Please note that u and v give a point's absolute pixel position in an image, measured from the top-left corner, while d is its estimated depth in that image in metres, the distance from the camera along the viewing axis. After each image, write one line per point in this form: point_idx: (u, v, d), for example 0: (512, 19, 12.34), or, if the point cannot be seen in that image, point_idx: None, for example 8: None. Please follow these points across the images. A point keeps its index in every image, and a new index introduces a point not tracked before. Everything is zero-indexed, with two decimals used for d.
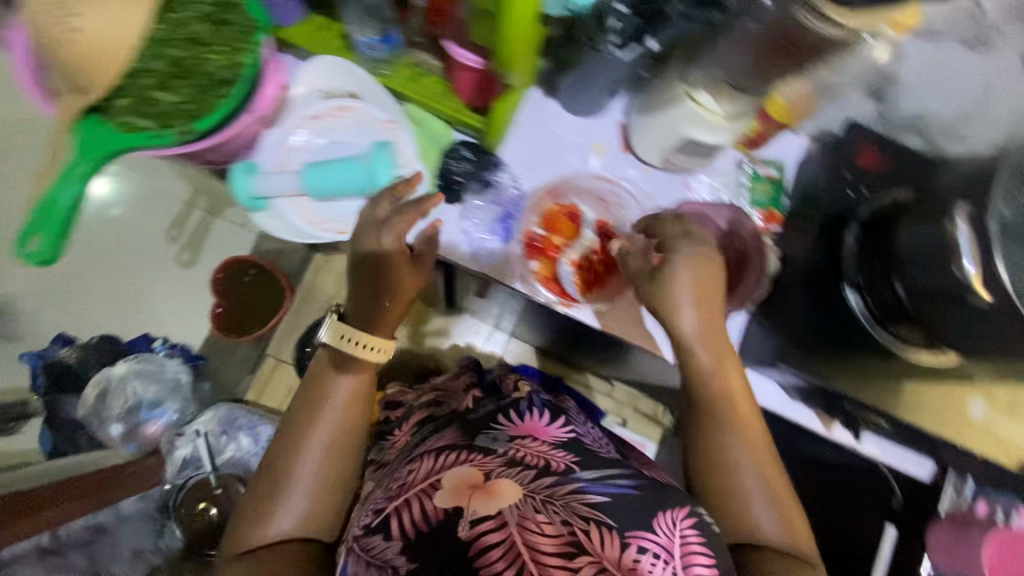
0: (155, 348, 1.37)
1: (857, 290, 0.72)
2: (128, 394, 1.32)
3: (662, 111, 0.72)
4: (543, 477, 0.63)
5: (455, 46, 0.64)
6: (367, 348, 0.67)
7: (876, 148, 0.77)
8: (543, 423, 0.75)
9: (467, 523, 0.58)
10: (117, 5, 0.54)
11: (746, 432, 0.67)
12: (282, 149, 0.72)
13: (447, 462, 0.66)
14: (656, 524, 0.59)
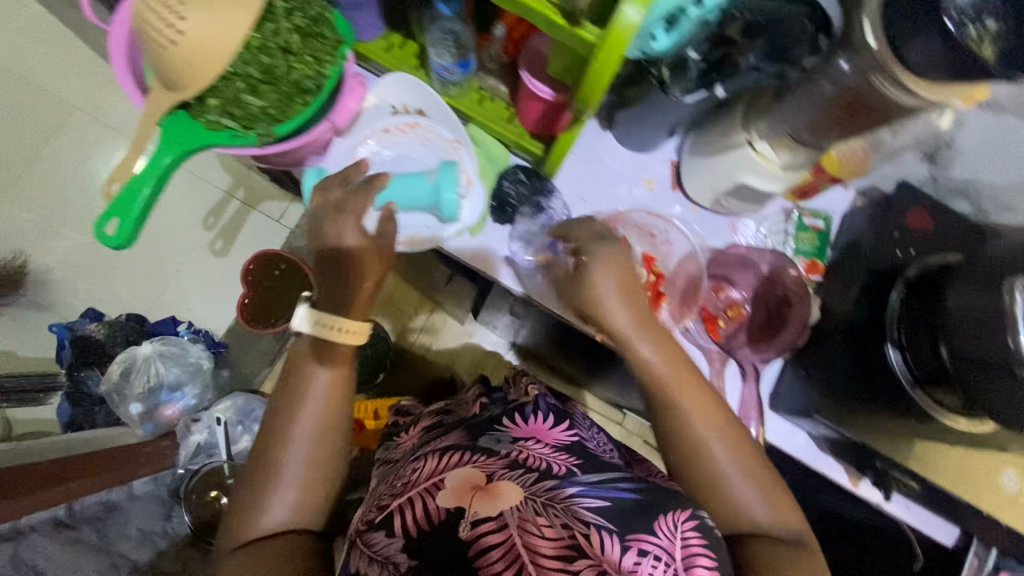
0: (179, 331, 1.39)
1: (899, 349, 0.73)
2: (151, 374, 1.30)
3: (720, 154, 0.74)
4: (543, 480, 0.60)
5: (529, 76, 0.66)
6: (345, 332, 0.65)
7: (925, 210, 0.79)
8: (546, 426, 0.71)
9: (467, 524, 0.55)
10: (224, 13, 0.56)
11: (712, 417, 0.62)
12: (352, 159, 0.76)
13: (449, 462, 0.63)
14: (656, 525, 0.56)
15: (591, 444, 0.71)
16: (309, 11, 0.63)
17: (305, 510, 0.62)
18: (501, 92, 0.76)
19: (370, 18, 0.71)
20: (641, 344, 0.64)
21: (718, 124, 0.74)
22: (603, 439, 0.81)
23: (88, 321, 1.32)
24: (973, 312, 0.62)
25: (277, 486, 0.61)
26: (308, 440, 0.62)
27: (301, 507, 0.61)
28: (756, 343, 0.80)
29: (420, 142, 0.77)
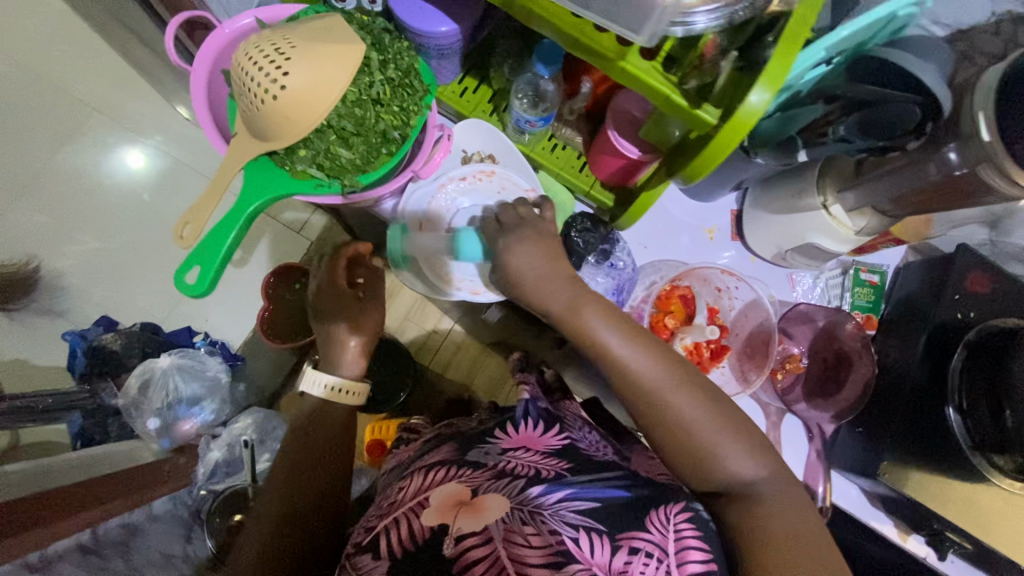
0: (195, 343, 1.24)
1: (959, 412, 0.72)
2: (170, 389, 1.15)
3: (789, 213, 0.74)
4: (530, 487, 0.57)
5: (615, 136, 0.67)
6: (345, 392, 0.79)
7: (986, 274, 0.78)
8: (537, 433, 0.68)
9: (451, 540, 0.53)
10: (321, 65, 0.55)
11: (677, 373, 0.54)
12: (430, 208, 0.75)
13: (435, 478, 0.62)
14: (649, 522, 0.53)
15: (585, 444, 0.68)
16: (400, 62, 0.62)
17: (319, 512, 0.70)
18: (575, 141, 0.76)
19: (453, 65, 0.71)
20: (586, 315, 0.56)
21: (790, 182, 0.74)
22: (602, 435, 0.75)
23: (103, 330, 1.17)
24: None
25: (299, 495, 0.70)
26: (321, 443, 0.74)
27: (320, 512, 0.71)
28: (812, 398, 0.84)
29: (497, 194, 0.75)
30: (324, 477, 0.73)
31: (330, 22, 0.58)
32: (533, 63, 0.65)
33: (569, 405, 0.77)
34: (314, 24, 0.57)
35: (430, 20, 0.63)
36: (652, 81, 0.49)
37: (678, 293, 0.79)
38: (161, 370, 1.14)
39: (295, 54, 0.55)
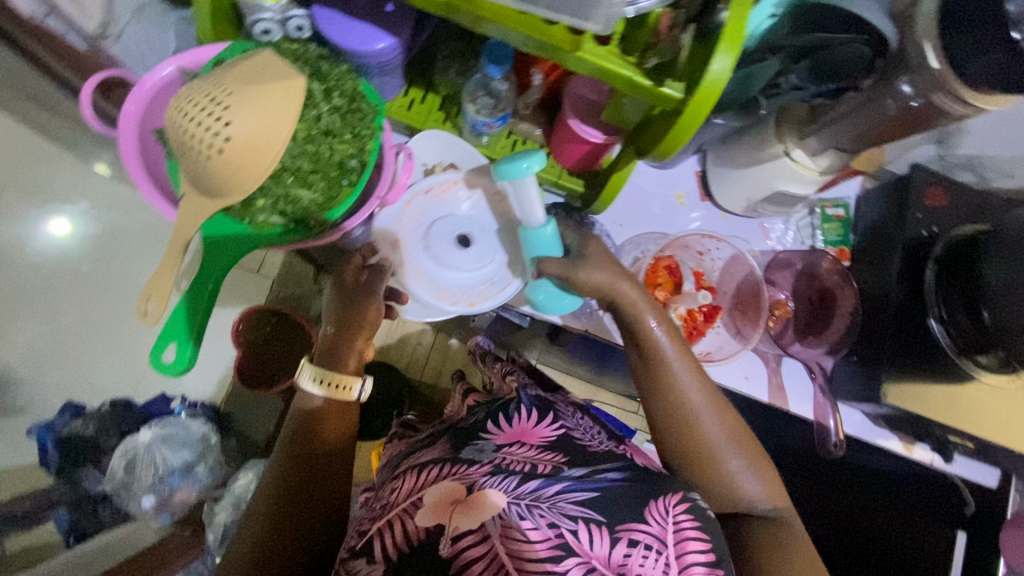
0: (173, 410, 1.18)
1: (940, 321, 0.76)
2: (157, 463, 1.10)
3: (755, 164, 0.75)
4: (527, 481, 0.59)
5: (579, 123, 0.66)
6: (337, 387, 0.68)
7: (940, 187, 0.83)
8: (531, 424, 0.71)
9: (446, 540, 0.55)
10: (267, 104, 0.52)
11: (699, 375, 0.64)
12: (398, 224, 0.74)
13: (428, 478, 0.64)
14: (648, 514, 0.57)
15: (578, 432, 0.72)
16: (345, 88, 0.59)
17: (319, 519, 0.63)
18: (535, 134, 0.74)
19: (396, 79, 0.68)
20: (646, 315, 0.65)
21: (751, 135, 0.75)
22: (593, 417, 0.80)
23: (70, 417, 1.07)
24: (1018, 277, 0.67)
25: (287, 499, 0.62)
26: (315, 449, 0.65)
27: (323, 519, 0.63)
28: (804, 336, 0.85)
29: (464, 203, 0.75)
30: (326, 484, 0.64)
31: (260, 58, 0.54)
32: (482, 65, 0.63)
33: (558, 394, 0.82)
34: (247, 64, 0.54)
35: (365, 38, 0.60)
36: (611, 65, 0.48)
37: (665, 264, 0.81)
38: (143, 447, 1.09)
39: (234, 99, 0.51)
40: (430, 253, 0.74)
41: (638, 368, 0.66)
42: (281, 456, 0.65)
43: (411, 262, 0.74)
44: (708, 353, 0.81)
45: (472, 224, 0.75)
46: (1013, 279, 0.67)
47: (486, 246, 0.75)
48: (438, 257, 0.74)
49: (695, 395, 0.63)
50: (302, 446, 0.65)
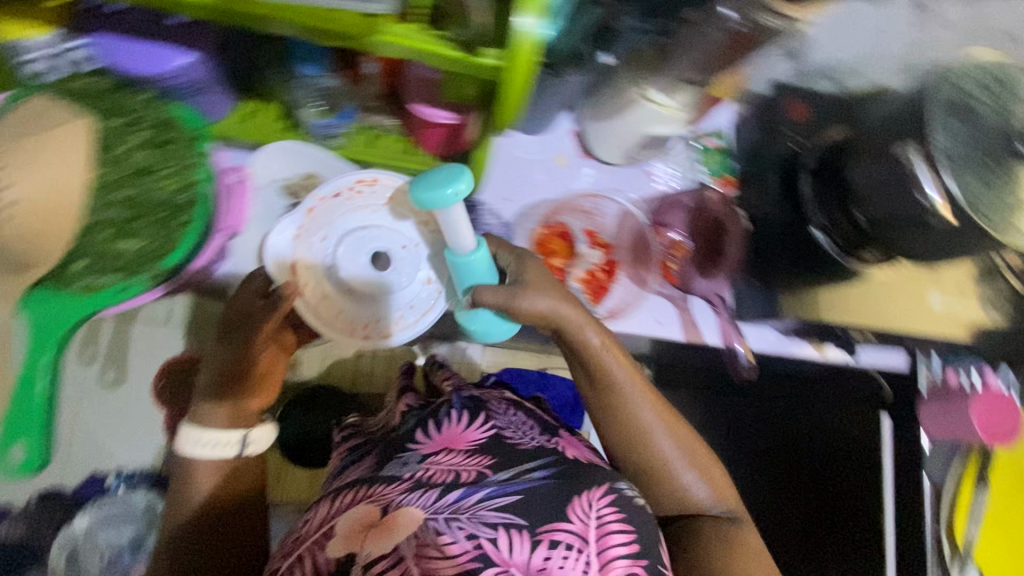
0: (111, 486, 0.88)
1: (823, 230, 0.80)
2: (102, 550, 0.85)
3: (621, 115, 0.75)
4: (447, 493, 0.58)
5: (426, 107, 0.63)
6: (219, 446, 0.61)
7: (803, 100, 0.85)
8: (461, 428, 0.68)
9: (359, 568, 0.54)
10: (49, 154, 0.49)
11: (648, 391, 0.64)
12: (300, 240, 0.68)
13: (343, 504, 0.61)
14: (571, 510, 0.56)
15: (510, 431, 0.67)
16: (149, 119, 0.54)
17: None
18: (389, 124, 0.68)
19: (220, 96, 0.62)
20: (585, 330, 0.61)
21: (609, 87, 0.75)
22: (530, 410, 0.75)
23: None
24: (878, 179, 0.68)
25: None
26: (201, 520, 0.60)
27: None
28: (705, 269, 0.86)
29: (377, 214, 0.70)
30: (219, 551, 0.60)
31: (38, 107, 0.51)
32: (295, 67, 0.60)
33: (492, 391, 0.77)
34: (15, 118, 0.50)
35: (156, 58, 0.54)
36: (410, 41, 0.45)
37: (555, 234, 0.83)
38: (82, 534, 0.85)
39: (10, 155, 0.47)
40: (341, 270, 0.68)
41: (586, 390, 0.64)
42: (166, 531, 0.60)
43: (319, 284, 0.67)
44: (614, 308, 0.83)
45: (388, 239, 0.70)
46: (876, 177, 0.69)
47: (405, 262, 0.69)
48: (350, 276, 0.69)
49: (645, 412, 0.62)
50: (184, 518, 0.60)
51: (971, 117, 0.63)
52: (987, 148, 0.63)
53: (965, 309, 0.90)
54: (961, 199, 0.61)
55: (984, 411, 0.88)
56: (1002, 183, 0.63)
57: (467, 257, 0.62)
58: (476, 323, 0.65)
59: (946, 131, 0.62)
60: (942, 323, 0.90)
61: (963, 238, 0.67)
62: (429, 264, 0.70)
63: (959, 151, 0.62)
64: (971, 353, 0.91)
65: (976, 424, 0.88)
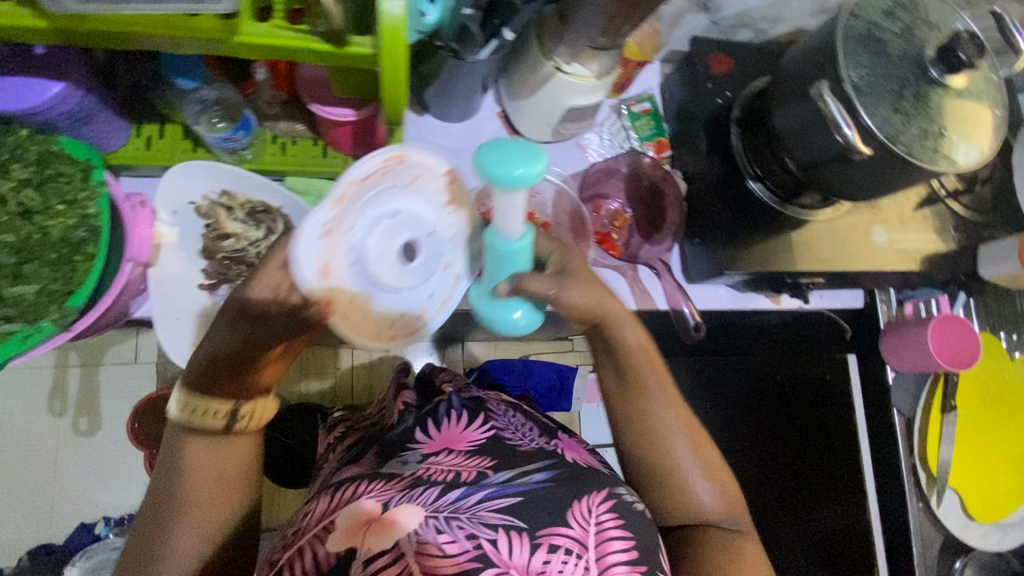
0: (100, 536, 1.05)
1: (758, 180, 0.80)
2: None
3: (536, 92, 0.74)
4: (448, 492, 0.59)
5: (320, 106, 0.59)
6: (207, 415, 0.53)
7: (722, 52, 0.84)
8: (460, 429, 0.70)
9: (360, 563, 0.54)
10: None
11: (675, 399, 0.64)
12: (329, 238, 0.45)
13: (342, 498, 0.61)
14: (571, 516, 0.58)
15: (509, 432, 0.70)
16: (27, 156, 0.53)
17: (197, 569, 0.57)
18: (298, 129, 0.66)
19: (110, 124, 0.59)
20: (623, 338, 0.60)
21: (523, 62, 0.73)
22: (529, 414, 0.78)
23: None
24: (804, 123, 0.67)
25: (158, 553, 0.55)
26: (200, 505, 0.56)
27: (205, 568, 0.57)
28: (648, 236, 0.86)
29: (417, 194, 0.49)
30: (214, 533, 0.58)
31: None
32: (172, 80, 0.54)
33: (489, 394, 0.80)
34: None
35: (28, 90, 0.50)
36: (271, 40, 0.42)
37: None
38: None
39: None
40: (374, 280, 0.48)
41: (615, 386, 0.63)
42: (156, 495, 0.56)
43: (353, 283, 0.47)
44: None
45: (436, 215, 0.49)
46: (799, 121, 0.68)
47: (455, 253, 0.52)
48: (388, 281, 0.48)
49: (667, 420, 0.63)
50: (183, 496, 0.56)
51: (880, 48, 0.63)
52: (899, 79, 0.62)
53: (913, 241, 0.86)
54: (878, 134, 0.60)
55: (941, 337, 0.88)
56: (918, 112, 0.62)
57: (510, 243, 0.49)
58: (497, 314, 0.53)
59: (853, 62, 0.61)
60: (887, 256, 0.85)
61: (888, 174, 0.65)
62: (464, 254, 0.52)
63: (869, 83, 0.61)
64: (920, 282, 0.93)
65: (936, 352, 0.88)
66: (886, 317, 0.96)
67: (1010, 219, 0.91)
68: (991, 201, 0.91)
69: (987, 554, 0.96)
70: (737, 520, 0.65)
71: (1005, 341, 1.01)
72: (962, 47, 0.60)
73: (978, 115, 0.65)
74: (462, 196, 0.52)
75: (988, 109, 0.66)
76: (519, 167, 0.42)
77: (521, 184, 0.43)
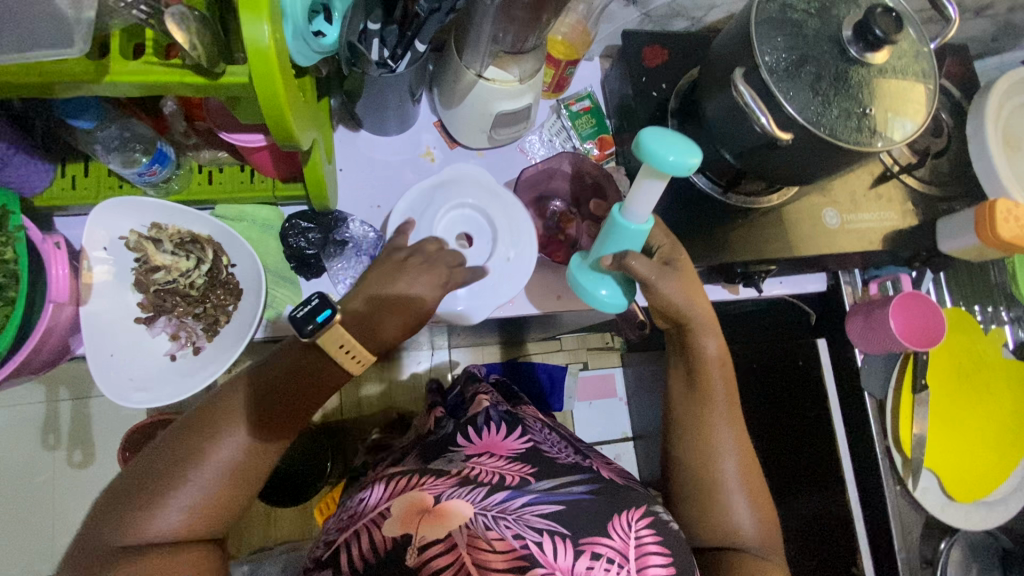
0: None
1: (700, 172, 0.79)
2: None
3: (465, 99, 0.73)
4: (494, 493, 0.60)
5: (228, 133, 0.60)
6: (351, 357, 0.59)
7: (654, 43, 0.83)
8: (500, 436, 0.71)
9: (414, 549, 0.56)
10: None
11: (733, 417, 0.70)
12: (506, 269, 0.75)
13: (398, 487, 0.63)
14: (610, 528, 0.58)
15: (546, 445, 0.72)
16: None
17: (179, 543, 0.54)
18: (222, 157, 0.67)
19: (29, 167, 0.60)
20: (704, 341, 0.69)
21: (448, 70, 0.73)
22: (562, 434, 0.81)
23: None
24: (726, 112, 0.67)
25: (144, 512, 0.53)
26: (245, 443, 0.57)
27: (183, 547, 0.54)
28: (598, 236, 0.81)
29: (523, 252, 0.75)
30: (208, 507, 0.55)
31: None
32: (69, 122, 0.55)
33: (524, 411, 0.82)
34: None
35: None
36: (145, 76, 0.42)
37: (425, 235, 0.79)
38: None
39: None
40: (485, 299, 0.73)
41: (684, 394, 0.71)
42: (163, 454, 0.56)
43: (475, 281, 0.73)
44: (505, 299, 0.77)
45: (450, 192, 0.77)
46: (725, 111, 0.67)
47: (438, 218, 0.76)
48: (481, 292, 0.74)
49: (724, 434, 0.68)
50: (195, 460, 0.55)
51: (796, 30, 0.62)
52: (817, 60, 0.61)
53: (868, 222, 0.84)
54: (796, 118, 0.59)
55: (902, 314, 0.87)
56: (838, 93, 0.61)
57: (634, 227, 0.62)
58: (584, 280, 0.69)
59: (766, 46, 0.60)
60: (842, 239, 0.83)
61: (821, 160, 0.64)
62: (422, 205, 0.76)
63: (785, 67, 0.60)
64: (885, 260, 0.91)
65: (896, 328, 0.86)
66: (852, 298, 0.94)
67: (970, 191, 0.89)
68: (949, 173, 0.89)
69: (974, 532, 0.95)
70: (769, 553, 0.66)
71: (979, 315, 1.00)
72: (878, 23, 0.57)
73: (908, 89, 0.63)
74: (452, 184, 0.78)
75: (919, 84, 0.64)
76: (671, 154, 0.51)
77: (668, 168, 0.52)
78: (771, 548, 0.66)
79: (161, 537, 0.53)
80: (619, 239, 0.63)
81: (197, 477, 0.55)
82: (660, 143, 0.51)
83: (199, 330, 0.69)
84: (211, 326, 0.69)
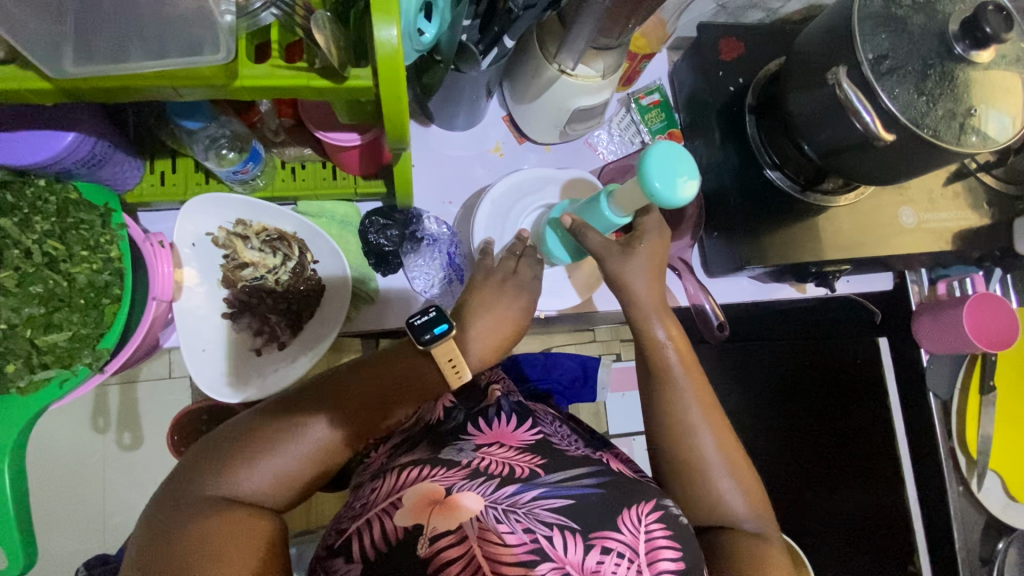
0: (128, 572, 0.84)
1: (776, 169, 0.76)
2: None
3: (542, 94, 0.72)
4: (505, 486, 0.55)
5: (325, 132, 0.60)
6: (449, 364, 0.58)
7: (731, 37, 0.81)
8: (510, 428, 0.67)
9: (426, 540, 0.52)
10: None
11: (701, 392, 0.63)
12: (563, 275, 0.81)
13: (409, 478, 0.58)
14: (621, 522, 0.54)
15: (556, 438, 0.67)
16: (47, 205, 0.53)
17: (256, 505, 0.52)
18: (307, 154, 0.67)
19: (125, 164, 0.59)
20: (651, 323, 0.64)
21: (527, 63, 0.72)
22: (574, 427, 0.76)
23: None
24: (817, 110, 0.65)
25: (232, 468, 0.52)
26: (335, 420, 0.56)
27: (256, 511, 0.51)
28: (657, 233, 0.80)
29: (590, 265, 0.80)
30: (292, 477, 0.54)
31: None
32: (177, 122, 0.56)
33: (535, 406, 0.78)
34: None
35: (41, 142, 0.50)
36: (279, 82, 0.42)
37: None
38: None
39: None
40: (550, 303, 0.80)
41: (644, 388, 0.65)
42: (263, 424, 0.55)
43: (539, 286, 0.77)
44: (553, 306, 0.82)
45: (543, 197, 0.78)
46: (812, 107, 0.65)
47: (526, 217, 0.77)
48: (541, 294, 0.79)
49: (693, 413, 0.61)
50: (291, 428, 0.55)
51: (900, 26, 0.60)
52: (922, 57, 0.59)
53: (945, 221, 0.82)
54: (894, 111, 0.57)
55: (974, 315, 0.85)
56: (943, 92, 0.59)
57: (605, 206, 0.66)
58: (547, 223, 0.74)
59: (868, 43, 0.59)
60: (916, 237, 0.82)
61: (913, 158, 0.62)
62: (512, 200, 0.78)
63: (888, 65, 0.59)
64: (955, 260, 0.89)
65: (968, 327, 0.84)
66: (916, 296, 0.93)
67: None
68: None
69: None
70: (763, 528, 0.60)
71: None
72: (988, 20, 0.55)
73: (1010, 84, 0.61)
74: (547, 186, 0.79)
75: (1020, 78, 0.62)
76: (658, 180, 0.54)
77: (651, 191, 0.55)
78: (763, 519, 0.60)
79: (247, 497, 0.52)
80: (593, 214, 0.68)
81: (292, 445, 0.54)
82: (658, 158, 0.54)
83: (280, 325, 0.70)
84: (293, 322, 0.70)
